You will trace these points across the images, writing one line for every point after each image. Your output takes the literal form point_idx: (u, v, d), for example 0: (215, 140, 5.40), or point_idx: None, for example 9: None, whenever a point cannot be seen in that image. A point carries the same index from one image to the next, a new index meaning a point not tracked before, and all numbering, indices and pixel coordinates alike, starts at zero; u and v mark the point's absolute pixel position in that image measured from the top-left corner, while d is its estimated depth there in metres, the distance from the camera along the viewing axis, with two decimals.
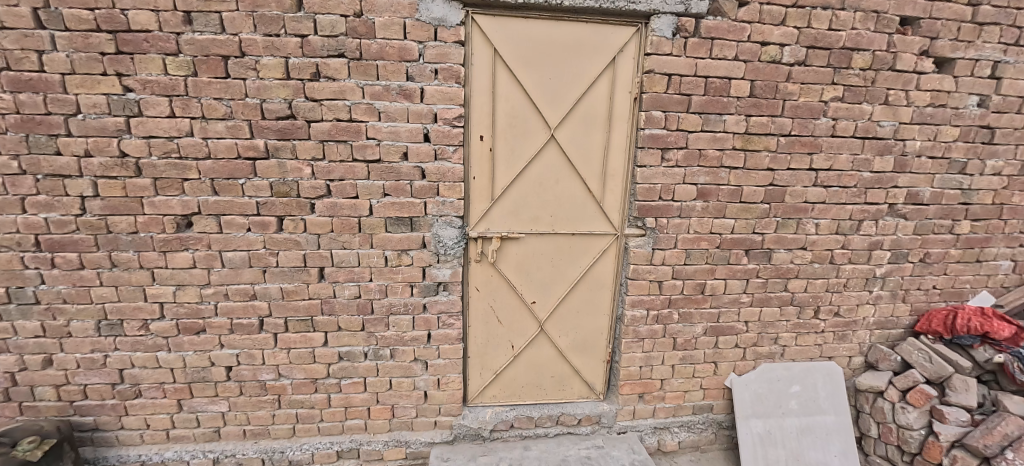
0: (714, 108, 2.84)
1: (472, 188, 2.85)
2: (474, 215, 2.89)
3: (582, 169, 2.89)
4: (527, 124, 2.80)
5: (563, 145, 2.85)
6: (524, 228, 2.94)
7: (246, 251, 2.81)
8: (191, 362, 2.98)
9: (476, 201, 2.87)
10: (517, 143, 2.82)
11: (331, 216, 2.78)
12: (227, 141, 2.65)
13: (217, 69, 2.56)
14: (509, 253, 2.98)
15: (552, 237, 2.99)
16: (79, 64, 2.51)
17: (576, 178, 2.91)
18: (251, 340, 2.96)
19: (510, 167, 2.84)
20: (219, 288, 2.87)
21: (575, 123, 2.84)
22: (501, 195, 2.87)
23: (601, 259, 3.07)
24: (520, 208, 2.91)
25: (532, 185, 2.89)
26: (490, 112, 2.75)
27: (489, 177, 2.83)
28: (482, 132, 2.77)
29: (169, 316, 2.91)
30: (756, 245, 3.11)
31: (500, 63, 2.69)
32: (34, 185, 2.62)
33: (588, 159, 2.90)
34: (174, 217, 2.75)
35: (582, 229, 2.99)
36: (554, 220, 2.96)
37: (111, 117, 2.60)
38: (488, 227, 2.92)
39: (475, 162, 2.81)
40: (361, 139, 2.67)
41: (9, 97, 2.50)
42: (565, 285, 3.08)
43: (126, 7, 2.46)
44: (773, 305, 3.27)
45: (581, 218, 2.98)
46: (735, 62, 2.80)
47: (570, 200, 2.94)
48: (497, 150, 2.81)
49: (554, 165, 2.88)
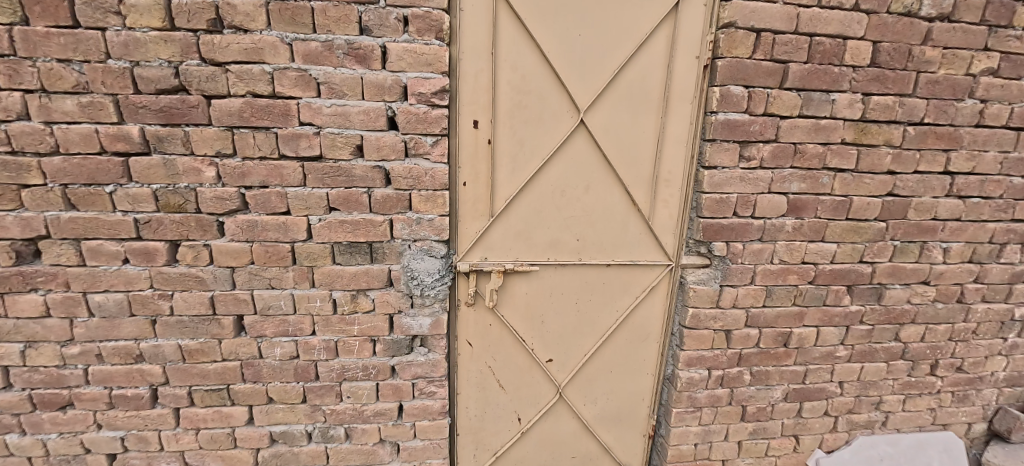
0: (819, 83, 1.93)
1: (462, 198, 1.90)
2: (465, 238, 1.95)
3: (623, 170, 1.95)
4: (545, 102, 1.85)
5: (598, 135, 1.90)
6: (538, 257, 2.00)
7: (125, 293, 1.88)
8: (55, 449, 2.06)
9: (467, 218, 1.92)
10: (530, 132, 1.87)
11: (250, 241, 1.85)
12: (83, 127, 1.71)
13: (58, 12, 1.61)
14: (517, 294, 2.03)
15: (579, 271, 2.04)
16: None
17: (615, 184, 1.97)
18: (141, 419, 2.04)
19: (518, 168, 1.90)
20: (88, 347, 1.95)
21: (616, 101, 1.89)
22: (504, 209, 1.93)
23: (647, 300, 2.14)
24: (532, 229, 1.97)
25: (551, 195, 1.94)
26: (490, 84, 1.80)
27: (486, 182, 1.89)
28: (478, 114, 1.83)
29: (18, 385, 1.97)
30: (863, 279, 2.21)
31: (505, 5, 1.74)
32: None
33: (634, 157, 1.95)
34: (11, 242, 1.80)
35: (621, 258, 2.05)
36: (582, 246, 2.01)
37: None
38: (485, 255, 1.98)
39: (466, 160, 1.87)
40: (290, 125, 1.74)
41: None
42: (595, 337, 2.15)
43: None
44: (878, 359, 2.36)
45: (620, 244, 2.04)
46: (854, 13, 1.88)
47: (604, 216, 1.99)
48: (499, 141, 1.87)
49: (583, 166, 1.93)
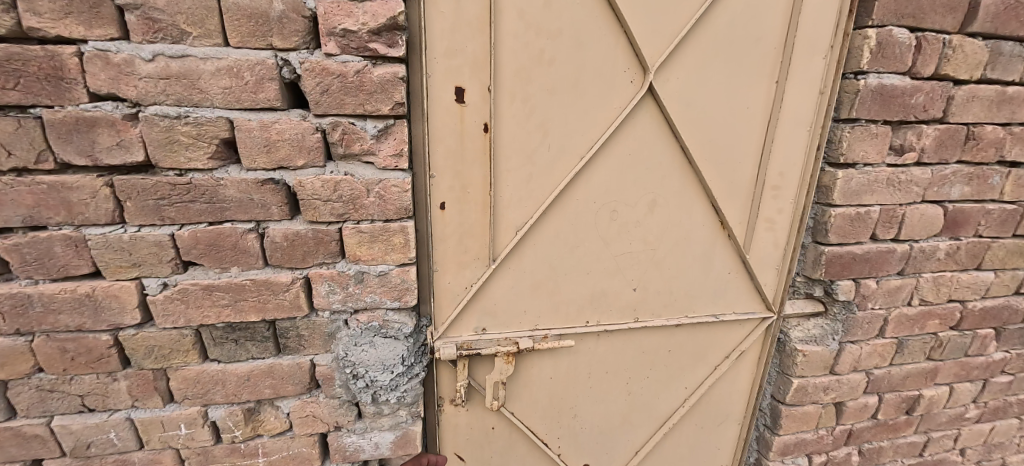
0: (1015, 27, 1.20)
1: (438, 231, 1.05)
2: (447, 299, 1.11)
3: (712, 172, 1.17)
4: (588, 52, 1.00)
5: (676, 113, 1.09)
6: (570, 321, 1.20)
7: None
8: None
9: (450, 266, 1.08)
10: (560, 110, 1.03)
11: (25, 333, 0.94)
12: None
13: None
14: (536, 381, 1.24)
15: (633, 336, 1.27)
16: None
17: (697, 196, 1.18)
18: None
19: (539, 174, 1.06)
20: None
21: (708, 51, 1.07)
22: (515, 247, 1.10)
23: (730, 369, 1.40)
24: (561, 277, 1.16)
25: (594, 219, 1.13)
26: (487, 13, 0.92)
27: (483, 202, 1.05)
28: (464, 74, 0.95)
29: None
30: (1016, 317, 1.55)
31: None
32: None
33: (728, 149, 1.16)
34: None
35: (696, 312, 1.30)
36: (640, 299, 1.24)
37: None
38: (482, 324, 1.15)
39: (444, 162, 1.00)
40: (69, 100, 0.83)
41: None
42: (651, 428, 1.40)
43: None
44: (1012, 416, 1.74)
45: (698, 291, 1.28)
46: None
47: (676, 248, 1.21)
48: (505, 126, 1.01)
49: (646, 167, 1.12)
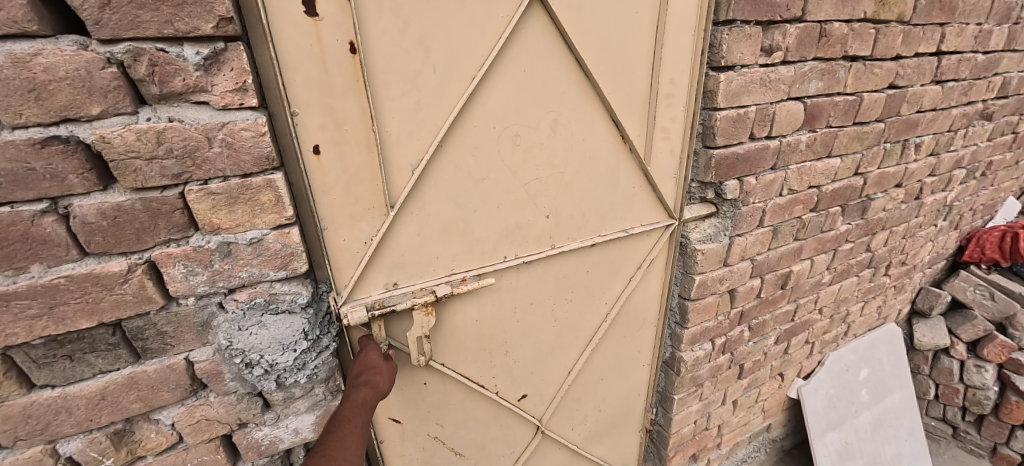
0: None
1: (318, 182, 0.88)
2: (345, 259, 0.97)
3: (610, 85, 1.14)
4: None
5: (567, 21, 1.02)
6: (486, 259, 1.15)
7: None
8: None
9: (341, 221, 0.93)
10: (440, 21, 0.88)
11: None
12: None
13: None
14: (462, 326, 1.18)
15: (552, 264, 1.26)
16: None
17: (598, 112, 1.16)
18: None
19: (429, 101, 0.93)
20: None
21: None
22: (414, 188, 0.98)
23: (643, 279, 1.48)
24: (471, 215, 1.08)
25: (497, 147, 1.05)
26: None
27: (366, 140, 0.90)
28: None
29: None
30: (855, 195, 1.84)
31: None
32: None
33: (623, 59, 1.14)
34: None
35: (608, 230, 1.33)
36: (554, 226, 1.22)
37: None
38: (392, 278, 1.05)
39: (306, 94, 0.81)
40: None
41: None
42: (579, 346, 1.46)
43: None
44: (852, 275, 2.12)
45: (609, 208, 1.30)
46: None
47: (583, 169, 1.20)
48: (377, 45, 0.85)
49: (543, 85, 1.05)
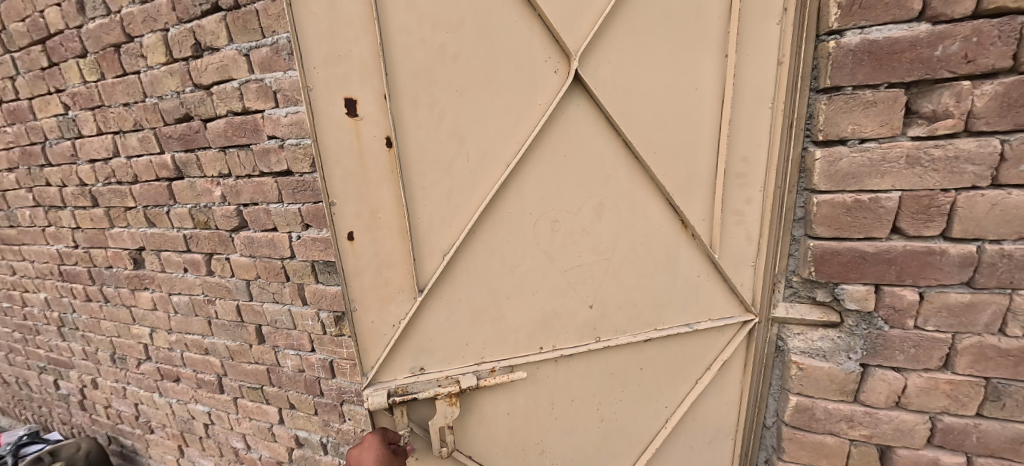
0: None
1: (351, 265, 0.96)
2: (374, 341, 1.04)
3: (662, 170, 1.07)
4: (493, 39, 0.91)
5: (613, 102, 0.99)
6: (520, 348, 1.14)
7: (189, 296, 2.11)
8: (178, 411, 2.48)
9: (370, 305, 1.00)
10: (473, 111, 0.94)
11: (253, 257, 1.82)
12: (144, 159, 1.93)
13: (114, 66, 1.83)
14: (491, 417, 1.17)
15: (597, 358, 1.20)
16: (30, 86, 2.14)
17: (648, 194, 1.09)
18: (215, 400, 2.28)
19: (462, 188, 0.98)
20: (181, 336, 2.25)
21: (643, 32, 0.97)
22: (442, 273, 1.02)
23: (714, 383, 1.29)
24: (502, 301, 1.09)
25: (534, 232, 1.05)
26: (369, 5, 0.82)
27: (399, 228, 0.97)
28: (352, 81, 0.85)
29: (154, 358, 2.43)
30: None
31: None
32: (44, 215, 2.46)
33: (680, 140, 1.06)
34: (131, 251, 2.21)
35: (667, 326, 1.20)
36: (599, 317, 1.16)
37: (64, 141, 2.16)
38: (418, 360, 1.08)
39: (344, 185, 0.90)
40: (261, 140, 1.61)
41: (10, 131, 2.35)
42: (634, 452, 1.34)
43: (41, 6, 1.91)
44: None
45: (668, 298, 1.18)
46: None
47: (634, 258, 1.13)
48: (413, 137, 0.91)
49: (585, 167, 1.04)
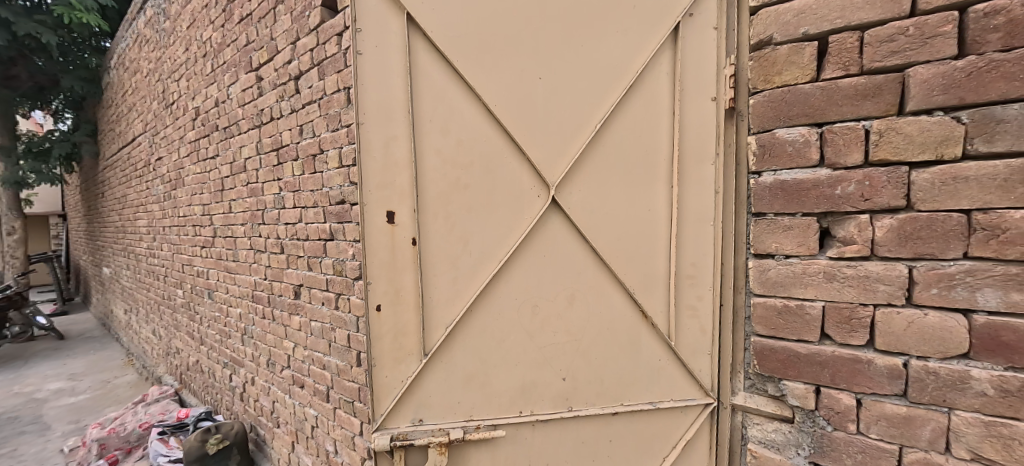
0: (1013, 83, 0.91)
1: (376, 330, 1.36)
2: (385, 392, 1.37)
3: (624, 270, 1.37)
4: (492, 176, 1.32)
5: (582, 219, 1.33)
6: (503, 412, 1.38)
7: (321, 323, 2.91)
8: (298, 412, 3.25)
9: (386, 363, 1.37)
10: (475, 223, 1.33)
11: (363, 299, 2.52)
12: (314, 225, 2.88)
13: (310, 166, 2.85)
14: None
15: (568, 426, 1.40)
16: (264, 174, 3.37)
17: (612, 287, 1.38)
18: (323, 407, 2.98)
19: (461, 277, 1.35)
20: (311, 353, 3.05)
21: (605, 170, 1.33)
22: (443, 340, 1.36)
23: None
24: (490, 369, 1.36)
25: (518, 314, 1.36)
26: (409, 157, 1.31)
27: (414, 303, 1.36)
28: (394, 203, 1.32)
29: (292, 368, 3.29)
30: None
31: (424, 42, 1.30)
32: (253, 255, 3.66)
33: (638, 248, 1.37)
34: (295, 286, 3.16)
35: (632, 403, 1.41)
36: (572, 389, 1.39)
37: (275, 209, 3.30)
38: (418, 413, 1.37)
39: (379, 270, 1.35)
40: None
41: (248, 200, 3.63)
42: None
43: (281, 129, 3.10)
44: None
45: (634, 378, 1.41)
46: None
47: (602, 342, 1.39)
48: (430, 242, 1.33)
49: (559, 265, 1.35)
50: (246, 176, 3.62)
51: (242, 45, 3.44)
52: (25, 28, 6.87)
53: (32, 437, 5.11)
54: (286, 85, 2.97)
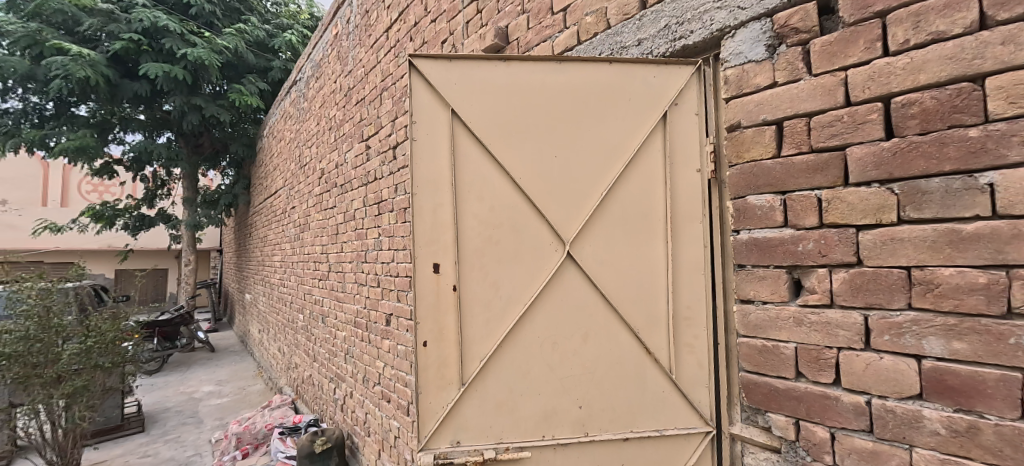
0: (931, 161, 1.08)
1: (422, 362, 1.69)
2: (429, 416, 1.67)
3: (630, 313, 1.66)
4: (519, 236, 1.70)
5: (594, 271, 1.66)
6: (528, 435, 1.66)
7: (405, 347, 3.48)
8: (385, 424, 3.81)
9: (430, 390, 1.68)
10: (505, 274, 1.69)
11: None
12: (403, 264, 3.51)
13: (401, 216, 3.52)
14: None
15: (585, 449, 1.65)
16: (368, 222, 4.17)
17: (621, 328, 1.66)
18: (404, 420, 3.49)
19: (493, 318, 1.69)
20: (397, 372, 3.62)
21: (611, 231, 1.67)
22: (478, 371, 1.68)
23: None
24: (517, 395, 1.67)
25: (540, 349, 1.67)
26: (452, 221, 1.71)
27: (453, 340, 1.70)
28: (439, 257, 1.70)
29: (382, 384, 3.90)
30: None
31: (466, 134, 1.73)
32: (357, 288, 4.45)
33: (642, 294, 1.66)
34: (386, 315, 3.81)
35: (643, 428, 1.64)
36: (587, 416, 1.65)
37: (374, 250, 4.05)
38: (457, 435, 1.67)
39: (427, 312, 1.70)
40: None
41: (356, 242, 4.48)
42: None
43: (382, 187, 3.87)
44: None
45: (642, 408, 1.64)
46: (983, 40, 1.01)
47: (613, 376, 1.65)
48: (468, 288, 1.70)
49: (574, 308, 1.67)
50: (355, 223, 4.48)
51: (357, 122, 4.39)
52: (212, 111, 9.18)
53: (193, 427, 6.46)
54: (387, 152, 3.75)
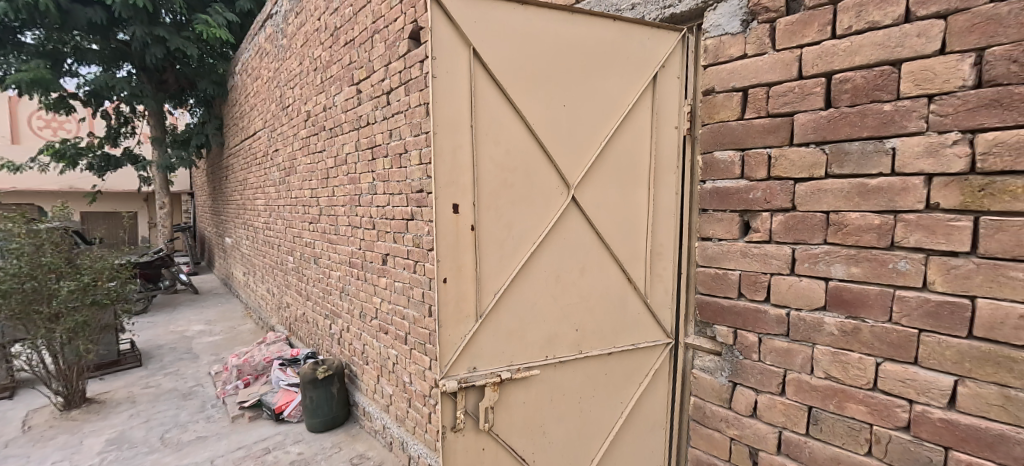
0: (854, 128, 1.37)
1: (442, 298, 1.73)
2: (448, 348, 1.75)
3: (618, 251, 1.96)
4: (531, 182, 1.81)
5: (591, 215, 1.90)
6: (534, 357, 1.89)
7: (402, 284, 3.78)
8: (383, 352, 4.21)
9: (449, 324, 1.75)
10: (519, 216, 1.81)
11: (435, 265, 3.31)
12: (399, 208, 3.72)
13: (397, 162, 3.68)
14: (514, 403, 1.88)
15: (578, 365, 1.96)
16: (361, 167, 4.30)
17: (609, 263, 1.96)
18: (402, 348, 3.88)
19: (507, 257, 1.81)
20: (394, 306, 3.95)
21: (605, 180, 1.91)
22: (494, 304, 1.81)
23: (651, 386, 2.09)
24: (525, 324, 1.86)
25: (546, 283, 1.88)
26: (471, 163, 1.71)
27: (471, 277, 1.77)
28: (459, 198, 1.70)
29: (379, 318, 4.24)
30: None
31: (485, 75, 1.70)
32: (350, 230, 4.65)
33: (626, 235, 1.97)
34: (382, 255, 4.07)
35: (622, 343, 2.02)
36: (581, 337, 1.95)
37: (368, 195, 4.22)
38: (474, 362, 1.80)
39: (447, 252, 1.71)
40: None
41: (348, 186, 4.62)
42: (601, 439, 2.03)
43: (374, 132, 3.97)
44: None
45: (623, 327, 2.01)
46: (904, 30, 1.26)
47: (601, 302, 1.97)
48: (485, 229, 1.77)
49: (574, 247, 1.90)
50: (347, 167, 4.59)
51: (346, 64, 4.36)
52: (177, 44, 8.61)
53: (190, 361, 6.78)
54: (380, 98, 3.81)
